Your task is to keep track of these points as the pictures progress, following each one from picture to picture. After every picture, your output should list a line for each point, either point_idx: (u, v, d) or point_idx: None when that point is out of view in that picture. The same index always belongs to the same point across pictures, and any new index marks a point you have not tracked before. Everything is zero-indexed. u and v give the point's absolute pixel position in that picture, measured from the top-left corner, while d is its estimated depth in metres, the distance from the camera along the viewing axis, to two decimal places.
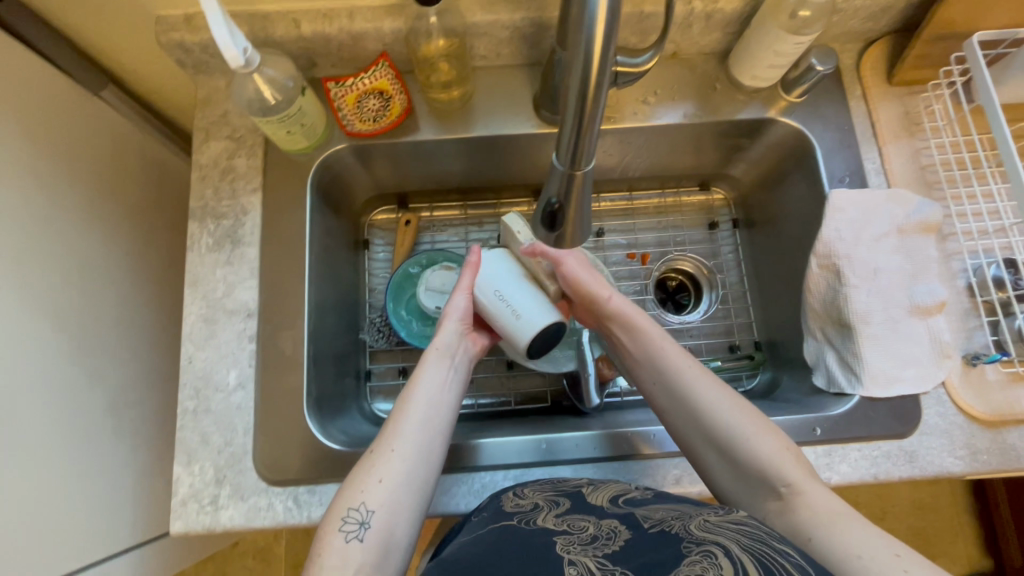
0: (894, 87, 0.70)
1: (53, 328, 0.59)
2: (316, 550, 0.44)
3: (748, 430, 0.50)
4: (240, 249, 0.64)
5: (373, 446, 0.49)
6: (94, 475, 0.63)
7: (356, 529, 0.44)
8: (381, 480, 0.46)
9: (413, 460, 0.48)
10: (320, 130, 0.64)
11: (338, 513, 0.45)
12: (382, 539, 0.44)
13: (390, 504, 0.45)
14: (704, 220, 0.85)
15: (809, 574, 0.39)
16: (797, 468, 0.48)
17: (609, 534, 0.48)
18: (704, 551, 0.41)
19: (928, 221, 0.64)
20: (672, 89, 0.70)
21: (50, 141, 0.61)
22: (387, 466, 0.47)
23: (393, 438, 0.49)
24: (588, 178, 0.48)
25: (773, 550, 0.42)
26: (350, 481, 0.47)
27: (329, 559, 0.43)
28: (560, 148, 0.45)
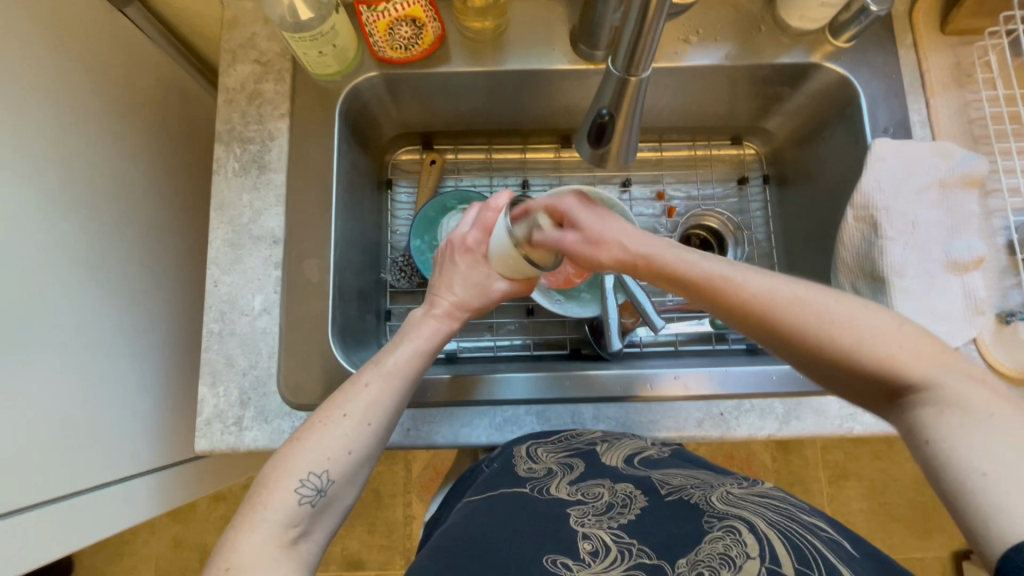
0: (947, 36, 0.67)
1: (78, 244, 0.58)
2: (256, 497, 0.43)
3: (852, 341, 0.39)
4: (267, 174, 0.64)
5: (347, 408, 0.47)
6: (117, 393, 0.64)
7: (311, 494, 0.43)
8: (349, 452, 0.45)
9: (380, 431, 0.48)
10: (351, 54, 0.62)
11: (297, 472, 0.43)
12: (327, 507, 0.44)
13: (346, 477, 0.45)
14: (734, 175, 0.84)
15: (836, 543, 0.40)
16: (925, 363, 0.38)
17: (624, 501, 0.50)
18: (726, 527, 0.43)
19: (972, 175, 0.62)
20: (714, 28, 0.67)
21: (74, 53, 0.59)
22: (357, 435, 0.46)
23: (368, 413, 0.47)
24: (641, 85, 0.54)
25: (799, 523, 0.43)
26: (312, 440, 0.45)
27: (273, 512, 0.42)
28: (618, 54, 0.51)
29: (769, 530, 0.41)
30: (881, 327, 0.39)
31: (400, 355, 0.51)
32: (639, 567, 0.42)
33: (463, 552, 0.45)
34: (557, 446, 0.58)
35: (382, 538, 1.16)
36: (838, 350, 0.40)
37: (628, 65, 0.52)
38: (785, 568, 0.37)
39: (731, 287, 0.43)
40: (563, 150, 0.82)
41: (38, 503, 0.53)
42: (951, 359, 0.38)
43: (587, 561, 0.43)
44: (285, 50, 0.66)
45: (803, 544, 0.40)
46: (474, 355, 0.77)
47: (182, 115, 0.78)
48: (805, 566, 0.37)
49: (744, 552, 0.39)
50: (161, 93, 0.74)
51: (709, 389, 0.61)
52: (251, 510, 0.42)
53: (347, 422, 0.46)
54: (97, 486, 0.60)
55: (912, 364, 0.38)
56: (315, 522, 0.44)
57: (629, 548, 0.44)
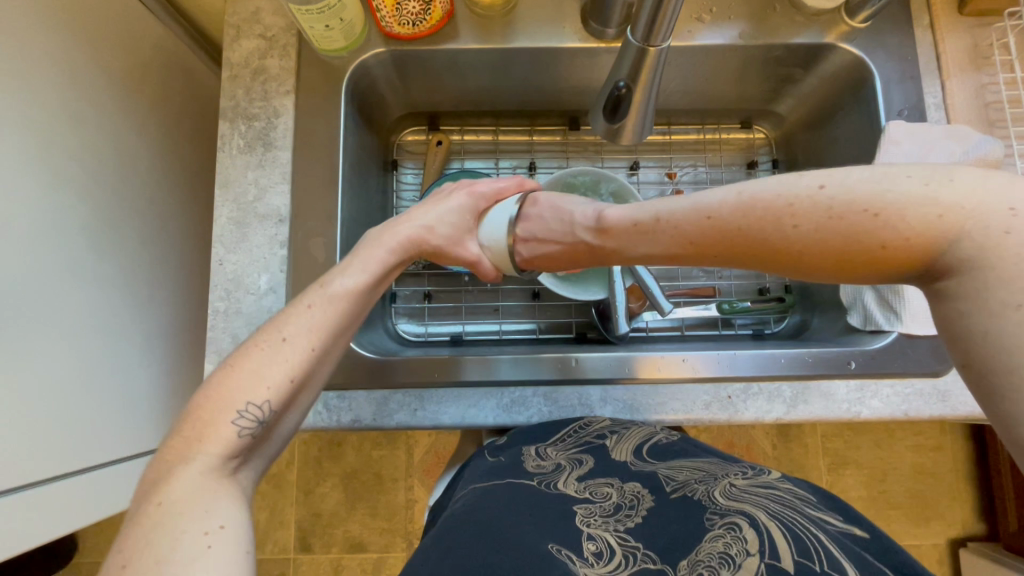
0: (965, 18, 0.66)
1: (81, 220, 0.58)
2: (193, 425, 0.40)
3: (848, 226, 0.34)
4: (272, 152, 0.63)
5: (286, 333, 0.44)
6: (121, 371, 0.63)
7: (250, 424, 0.41)
8: (291, 379, 0.43)
9: (320, 358, 0.45)
10: (358, 29, 0.61)
11: (234, 405, 0.41)
12: (264, 433, 0.42)
13: (286, 404, 0.43)
14: (743, 159, 0.83)
15: (851, 532, 0.39)
16: (936, 214, 0.32)
17: (632, 501, 0.49)
18: (728, 524, 0.41)
19: (986, 158, 0.61)
20: (728, 6, 0.66)
21: (76, 24, 0.58)
22: (300, 362, 0.43)
23: (316, 337, 0.44)
24: (660, 57, 0.53)
25: (807, 516, 0.41)
26: (251, 366, 0.42)
27: (211, 447, 0.39)
28: (637, 24, 0.51)
29: (770, 523, 0.40)
30: (871, 193, 0.34)
31: (347, 280, 0.48)
32: (644, 572, 0.41)
33: (463, 541, 0.44)
34: (567, 441, 0.58)
35: (384, 521, 1.17)
36: (839, 242, 0.34)
37: (647, 36, 0.52)
38: (785, 561, 0.36)
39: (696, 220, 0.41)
40: (571, 132, 0.81)
41: (43, 480, 0.52)
42: (966, 215, 0.31)
43: (590, 561, 0.42)
44: (291, 25, 0.65)
45: (805, 535, 0.38)
46: (480, 338, 0.76)
47: (185, 92, 0.77)
48: (807, 559, 0.36)
49: (744, 550, 0.38)
50: (165, 69, 0.72)
51: (717, 372, 0.61)
52: (185, 443, 0.39)
53: (287, 346, 0.43)
54: (102, 464, 0.60)
55: (931, 228, 0.32)
56: (253, 450, 0.42)
57: (633, 552, 0.43)
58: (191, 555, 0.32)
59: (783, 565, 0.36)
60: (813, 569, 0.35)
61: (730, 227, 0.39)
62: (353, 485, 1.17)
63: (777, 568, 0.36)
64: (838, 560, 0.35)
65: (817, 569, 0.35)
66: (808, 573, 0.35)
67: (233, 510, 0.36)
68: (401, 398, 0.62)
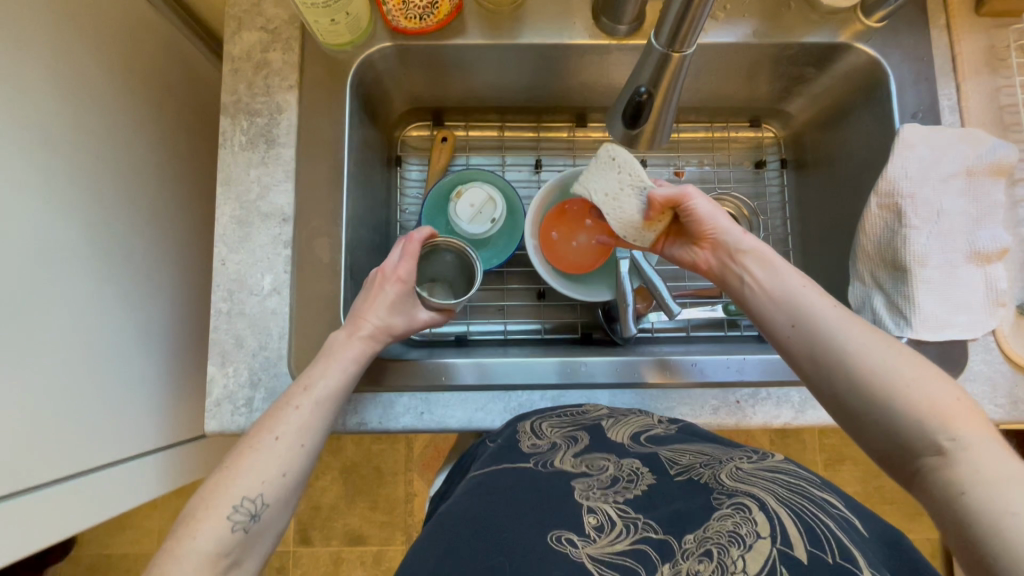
0: (981, 18, 0.65)
1: (81, 219, 0.57)
2: (188, 520, 0.42)
3: (906, 372, 0.38)
4: (275, 149, 0.61)
5: (278, 432, 0.46)
6: (120, 372, 0.62)
7: (245, 519, 0.43)
8: (283, 474, 0.45)
9: (311, 452, 0.48)
10: (364, 23, 0.60)
11: (231, 497, 0.43)
12: (263, 528, 0.44)
13: (282, 499, 0.45)
14: (751, 158, 0.82)
15: (853, 525, 0.38)
16: (964, 414, 0.36)
17: (630, 476, 0.47)
18: (736, 504, 0.40)
19: (1000, 163, 0.60)
20: (743, 2, 0.65)
21: (74, 15, 0.56)
22: (291, 457, 0.46)
23: (305, 433, 0.47)
24: (684, 62, 0.52)
25: (812, 501, 0.39)
26: (240, 465, 0.44)
27: (204, 536, 0.41)
28: (661, 29, 0.50)
29: (779, 508, 0.38)
30: (934, 377, 0.38)
31: (331, 380, 0.51)
32: (646, 543, 0.40)
33: (463, 536, 0.43)
34: (564, 422, 0.57)
35: (384, 514, 1.17)
36: (875, 371, 0.39)
37: (672, 41, 0.50)
38: (798, 549, 0.35)
39: (791, 290, 0.45)
40: (577, 129, 0.79)
41: (46, 483, 0.52)
42: (984, 430, 0.36)
43: (591, 537, 0.41)
44: (294, 17, 0.63)
45: (813, 521, 0.37)
46: (485, 338, 0.76)
47: (184, 86, 0.75)
48: (818, 548, 0.35)
49: (753, 531, 0.37)
50: (165, 62, 0.70)
51: (727, 377, 0.60)
52: (181, 537, 0.41)
53: (280, 444, 0.46)
54: (107, 465, 0.59)
55: (962, 419, 0.36)
56: (248, 548, 0.43)
57: (634, 523, 0.42)
58: None
59: (795, 553, 0.35)
60: (826, 559, 0.34)
61: (822, 317, 0.43)
62: (352, 479, 1.17)
63: (790, 555, 0.35)
64: (848, 550, 0.34)
65: (829, 560, 0.34)
66: (821, 565, 0.34)
67: None
68: (407, 401, 0.62)
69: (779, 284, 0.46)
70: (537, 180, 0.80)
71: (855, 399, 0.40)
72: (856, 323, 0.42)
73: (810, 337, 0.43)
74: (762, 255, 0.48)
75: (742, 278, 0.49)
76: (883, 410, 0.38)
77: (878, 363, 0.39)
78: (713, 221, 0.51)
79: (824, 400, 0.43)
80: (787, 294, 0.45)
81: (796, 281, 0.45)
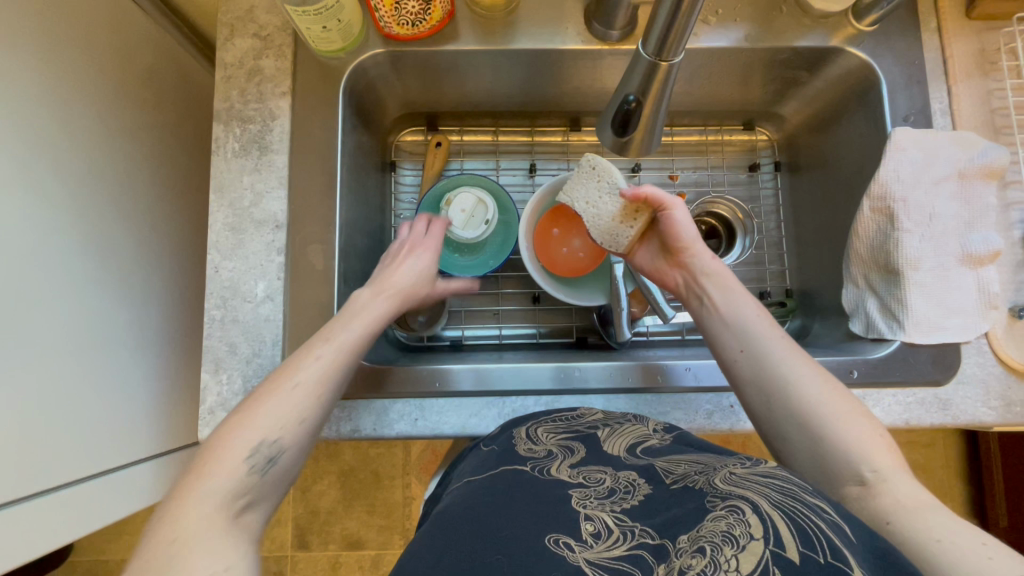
0: (972, 22, 0.65)
1: (74, 226, 0.56)
2: (202, 460, 0.42)
3: (839, 411, 0.45)
4: (268, 156, 0.61)
5: (299, 376, 0.47)
6: (114, 379, 0.62)
7: (262, 461, 0.42)
8: (301, 421, 0.45)
9: (328, 402, 0.48)
10: (357, 29, 0.59)
11: (249, 437, 0.42)
12: (279, 476, 0.43)
13: (298, 446, 0.45)
14: (745, 161, 0.82)
15: (846, 532, 0.34)
16: (882, 451, 0.43)
17: (627, 487, 0.46)
18: (731, 506, 0.37)
19: (992, 166, 0.60)
20: (735, 7, 0.65)
21: (68, 23, 0.56)
22: (309, 403, 0.46)
23: (324, 381, 0.48)
24: (671, 71, 0.52)
25: (807, 505, 0.36)
26: (260, 406, 0.44)
27: (223, 473, 0.41)
28: (648, 38, 0.49)
29: (773, 510, 0.35)
30: (860, 418, 0.45)
31: (352, 331, 0.52)
32: (643, 547, 0.38)
33: (456, 542, 0.42)
34: (558, 428, 0.58)
35: (381, 518, 1.17)
36: (814, 406, 0.46)
37: (658, 50, 0.50)
38: (791, 550, 0.32)
39: (752, 327, 0.52)
40: (571, 133, 0.79)
41: (40, 492, 0.52)
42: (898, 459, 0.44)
43: (589, 543, 0.40)
44: (286, 24, 0.63)
45: (808, 524, 0.34)
46: (479, 342, 0.76)
47: (177, 91, 0.75)
48: (810, 548, 0.32)
49: (747, 532, 0.34)
50: (157, 68, 0.71)
51: (721, 382, 0.61)
52: (194, 476, 0.40)
53: (298, 390, 0.46)
54: (100, 473, 0.59)
55: (880, 452, 0.43)
56: (262, 494, 0.42)
57: (631, 530, 0.40)
58: None
59: (789, 555, 0.31)
60: (818, 558, 0.31)
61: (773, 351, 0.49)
62: (350, 483, 1.17)
63: (783, 557, 0.32)
64: (843, 553, 0.32)
65: (822, 560, 0.31)
66: (813, 565, 0.31)
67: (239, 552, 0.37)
68: (401, 407, 0.62)
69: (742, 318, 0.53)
70: (532, 184, 0.80)
71: (790, 422, 0.46)
72: (798, 356, 0.49)
73: (759, 367, 0.49)
74: (728, 285, 0.55)
75: (704, 304, 0.56)
76: (816, 435, 0.45)
77: (814, 393, 0.46)
78: (688, 241, 0.58)
79: (761, 426, 0.49)
80: (746, 328, 0.52)
81: (752, 311, 0.53)
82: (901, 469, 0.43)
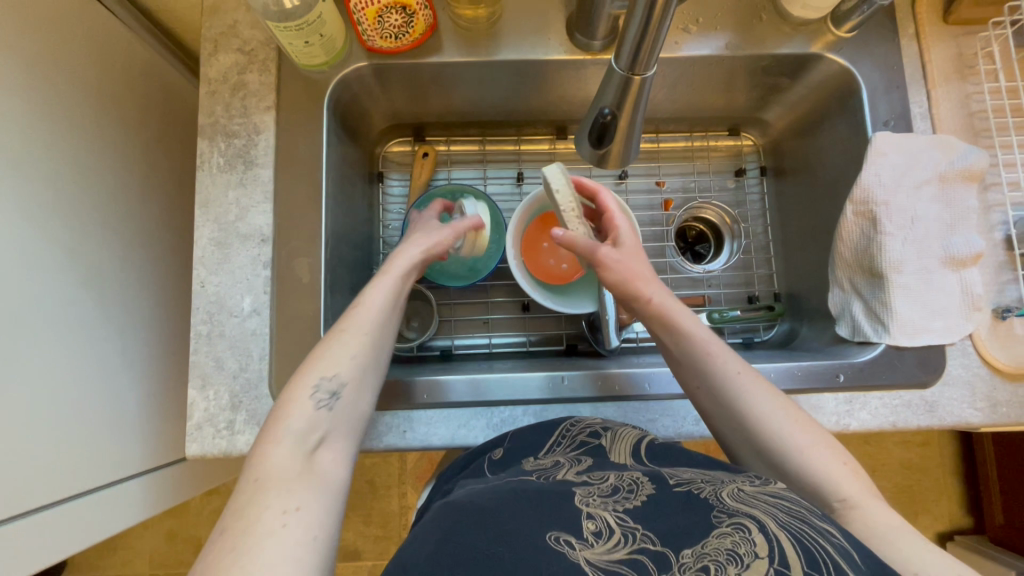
0: (949, 26, 0.66)
1: (59, 244, 0.56)
2: (276, 412, 0.45)
3: (802, 443, 0.46)
4: (253, 170, 0.61)
5: (341, 325, 0.49)
6: (102, 397, 0.61)
7: (327, 398, 0.45)
8: (354, 357, 0.48)
9: (378, 340, 0.50)
10: (340, 44, 0.60)
11: (308, 382, 0.45)
12: (350, 407, 0.46)
13: (358, 378, 0.47)
14: (731, 167, 0.83)
15: (853, 556, 0.35)
16: (852, 481, 0.44)
17: (630, 485, 0.46)
18: (737, 523, 0.37)
19: (972, 169, 0.61)
20: (715, 16, 0.65)
21: (52, 43, 0.57)
22: (359, 343, 0.48)
23: (364, 321, 0.50)
24: (645, 84, 0.51)
25: (812, 528, 0.37)
26: (315, 355, 0.47)
27: (295, 421, 0.44)
28: (620, 53, 0.49)
29: (780, 531, 0.36)
30: (822, 447, 0.46)
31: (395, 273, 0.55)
32: (642, 553, 0.38)
33: (464, 530, 0.41)
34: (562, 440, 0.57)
35: (378, 528, 1.16)
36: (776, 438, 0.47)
37: (631, 64, 0.50)
38: (794, 570, 0.33)
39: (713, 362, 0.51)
40: (558, 141, 0.80)
41: (28, 511, 0.51)
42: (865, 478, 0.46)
43: (589, 542, 0.40)
44: (269, 38, 0.63)
45: (814, 546, 0.35)
46: (469, 352, 0.76)
47: (161, 106, 0.75)
48: (815, 570, 0.33)
49: (752, 551, 0.34)
50: (142, 85, 0.71)
51: None
52: (272, 421, 0.44)
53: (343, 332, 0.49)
54: (90, 490, 0.58)
55: (846, 478, 0.45)
56: (337, 425, 0.45)
57: (632, 532, 0.40)
58: (267, 532, 0.36)
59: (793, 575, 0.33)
60: None
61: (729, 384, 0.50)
62: None
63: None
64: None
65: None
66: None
67: (309, 494, 0.40)
68: (390, 420, 0.61)
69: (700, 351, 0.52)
70: (519, 192, 0.80)
71: (754, 451, 0.48)
72: (758, 388, 0.49)
73: (717, 399, 0.50)
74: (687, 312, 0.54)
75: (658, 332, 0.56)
76: (779, 463, 0.47)
77: (777, 426, 0.47)
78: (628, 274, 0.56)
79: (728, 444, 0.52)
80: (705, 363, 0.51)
81: (716, 342, 0.52)
82: (866, 490, 0.45)
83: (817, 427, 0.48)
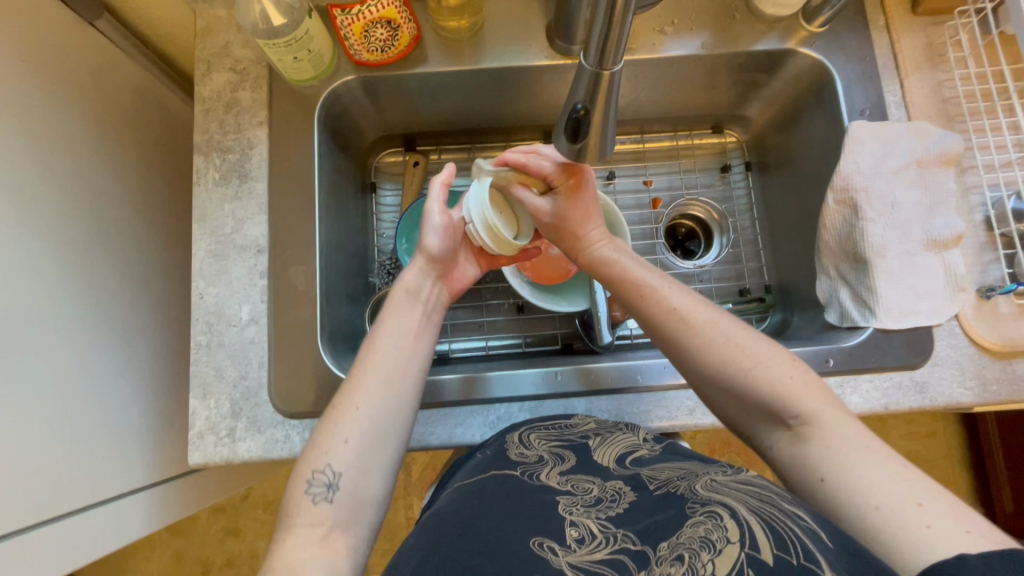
0: (918, 17, 0.68)
1: (62, 262, 0.58)
2: (286, 511, 0.45)
3: (747, 363, 0.47)
4: (247, 184, 0.63)
5: (336, 401, 0.49)
6: (106, 410, 0.62)
7: (324, 490, 0.45)
8: (347, 441, 0.47)
9: (379, 413, 0.48)
10: (327, 58, 0.62)
11: (305, 475, 0.46)
12: (351, 496, 0.45)
13: (356, 464, 0.46)
14: (716, 163, 0.84)
15: (822, 536, 0.35)
16: (811, 396, 0.45)
17: (613, 496, 0.47)
18: (709, 512, 0.39)
19: (948, 153, 0.63)
20: (690, 18, 0.68)
21: (51, 70, 0.59)
22: (352, 423, 0.47)
23: (356, 395, 0.49)
24: (615, 79, 0.48)
25: (782, 511, 0.38)
26: (314, 442, 0.47)
27: (299, 520, 0.44)
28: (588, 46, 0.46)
29: (751, 516, 0.37)
30: (767, 361, 0.47)
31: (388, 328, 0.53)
32: (623, 551, 0.39)
33: (449, 537, 0.43)
34: (551, 434, 0.57)
35: (386, 541, 1.16)
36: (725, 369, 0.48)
37: (599, 59, 0.47)
38: (765, 552, 0.33)
39: (655, 300, 0.53)
40: None
41: (32, 525, 0.52)
42: (828, 395, 0.45)
43: (572, 547, 0.41)
44: (261, 57, 0.66)
45: (783, 528, 0.35)
46: (467, 355, 0.77)
47: (158, 128, 0.77)
48: (784, 551, 0.33)
49: (724, 537, 0.36)
50: (140, 108, 0.73)
51: None
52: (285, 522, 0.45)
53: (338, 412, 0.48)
54: (95, 504, 0.59)
55: (800, 393, 0.45)
56: (341, 513, 0.45)
57: (614, 534, 0.41)
58: None
59: (763, 556, 0.33)
60: (791, 563, 0.32)
61: (671, 328, 0.51)
62: None
63: (757, 559, 0.33)
64: (815, 553, 0.33)
65: (795, 562, 0.32)
66: (785, 567, 0.32)
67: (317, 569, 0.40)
68: None
69: (643, 290, 0.54)
70: None
71: (710, 385, 0.50)
72: (701, 314, 0.50)
73: (666, 339, 0.52)
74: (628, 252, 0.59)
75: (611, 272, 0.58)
76: (733, 390, 0.48)
77: (719, 357, 0.48)
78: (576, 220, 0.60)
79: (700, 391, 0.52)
80: (648, 305, 0.53)
81: (653, 284, 0.54)
82: (823, 400, 0.45)
83: (762, 341, 0.48)
